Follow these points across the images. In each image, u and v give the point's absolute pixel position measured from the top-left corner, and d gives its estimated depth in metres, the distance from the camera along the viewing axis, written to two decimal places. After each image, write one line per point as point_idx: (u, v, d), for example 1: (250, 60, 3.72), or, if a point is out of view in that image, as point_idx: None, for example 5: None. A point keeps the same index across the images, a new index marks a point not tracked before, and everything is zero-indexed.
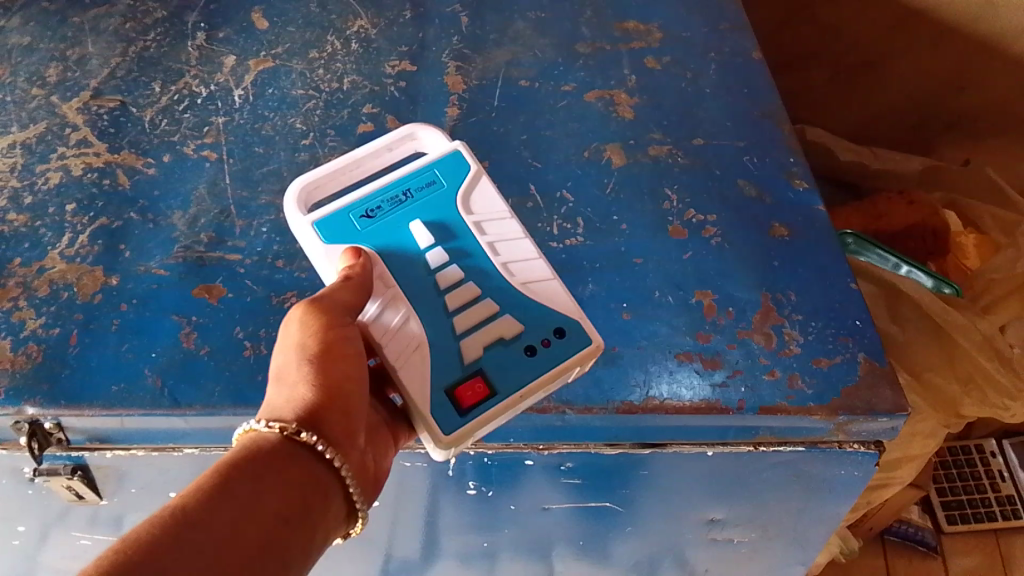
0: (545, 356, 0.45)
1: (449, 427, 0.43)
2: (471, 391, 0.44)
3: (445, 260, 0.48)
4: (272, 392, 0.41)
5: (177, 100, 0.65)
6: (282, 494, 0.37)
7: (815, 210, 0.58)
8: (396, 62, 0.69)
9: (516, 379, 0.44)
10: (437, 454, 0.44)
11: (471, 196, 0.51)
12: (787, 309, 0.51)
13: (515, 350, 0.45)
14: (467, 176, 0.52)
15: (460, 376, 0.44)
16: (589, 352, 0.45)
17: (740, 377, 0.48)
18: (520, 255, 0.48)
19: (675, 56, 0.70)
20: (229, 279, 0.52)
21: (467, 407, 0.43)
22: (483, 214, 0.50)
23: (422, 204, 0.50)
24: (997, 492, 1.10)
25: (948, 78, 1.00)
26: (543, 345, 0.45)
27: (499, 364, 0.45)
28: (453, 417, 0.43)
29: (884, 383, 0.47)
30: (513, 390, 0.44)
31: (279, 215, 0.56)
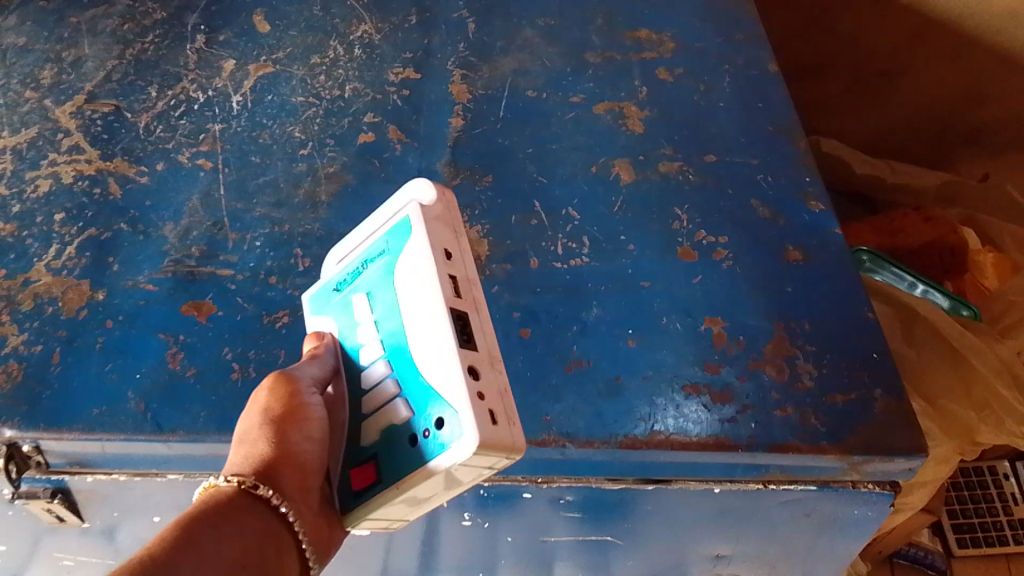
0: (439, 442, 0.35)
1: (347, 503, 0.40)
2: (362, 476, 0.39)
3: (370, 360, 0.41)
4: (233, 454, 0.38)
5: (173, 106, 0.64)
6: (245, 550, 0.34)
7: (831, 232, 0.55)
8: (400, 69, 0.67)
9: (399, 468, 0.37)
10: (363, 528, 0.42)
11: (411, 254, 0.40)
12: (800, 339, 0.48)
13: (402, 438, 0.37)
14: (410, 236, 0.40)
15: (361, 453, 0.40)
16: (467, 456, 0.33)
17: (751, 413, 0.45)
18: (423, 330, 0.38)
19: (688, 67, 0.68)
20: (220, 295, 0.50)
21: (357, 489, 0.39)
22: (414, 274, 0.39)
23: (376, 283, 0.42)
24: (1009, 516, 1.07)
25: (968, 91, 0.98)
26: (426, 437, 0.36)
27: (387, 446, 0.38)
28: (347, 494, 0.40)
29: (902, 422, 0.45)
30: (394, 478, 0.37)
31: (274, 228, 0.55)
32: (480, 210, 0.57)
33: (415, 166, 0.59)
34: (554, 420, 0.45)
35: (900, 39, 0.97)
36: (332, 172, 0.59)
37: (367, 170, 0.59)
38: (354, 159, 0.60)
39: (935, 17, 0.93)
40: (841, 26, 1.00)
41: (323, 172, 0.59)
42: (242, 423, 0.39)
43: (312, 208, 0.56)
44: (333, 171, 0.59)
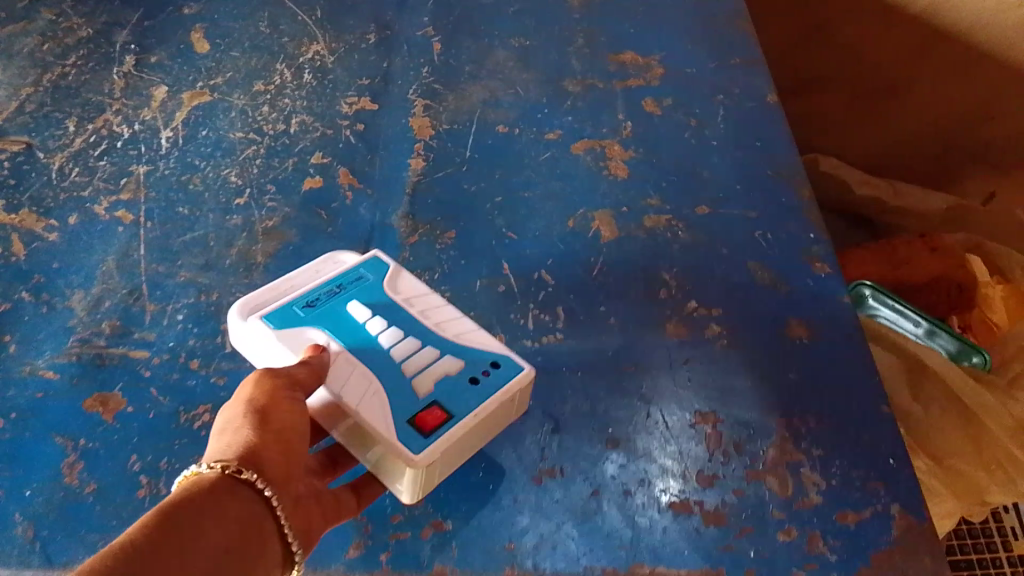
0: (502, 375, 0.40)
1: (417, 447, 0.36)
2: (429, 415, 0.37)
3: (397, 336, 0.41)
4: (214, 443, 0.33)
5: (93, 143, 0.56)
6: (226, 540, 0.29)
7: (839, 302, 0.48)
8: (355, 98, 0.60)
9: (475, 398, 0.39)
10: (412, 483, 0.36)
11: (401, 281, 0.45)
12: (805, 441, 0.42)
13: (459, 382, 0.39)
14: (391, 268, 0.45)
15: (414, 404, 0.38)
16: (529, 381, 0.40)
17: (749, 537, 0.39)
18: (450, 319, 0.43)
19: (677, 97, 0.60)
20: (131, 385, 0.43)
21: (427, 432, 0.37)
22: (413, 291, 0.44)
23: (363, 293, 0.43)
24: (1008, 552, 0.88)
25: (976, 106, 0.91)
26: (487, 375, 0.40)
27: (447, 391, 0.39)
28: (414, 441, 0.36)
29: (924, 547, 0.39)
30: (472, 407, 0.38)
31: (200, 297, 0.47)
32: (441, 272, 0.49)
33: (367, 218, 0.52)
34: (520, 549, 0.38)
35: (907, 54, 0.91)
36: (270, 226, 0.51)
37: (311, 224, 0.52)
38: (297, 210, 0.52)
39: (949, 29, 0.87)
40: (844, 40, 0.94)
41: (260, 227, 0.51)
42: (224, 414, 0.34)
43: (246, 272, 0.49)
44: (272, 226, 0.51)
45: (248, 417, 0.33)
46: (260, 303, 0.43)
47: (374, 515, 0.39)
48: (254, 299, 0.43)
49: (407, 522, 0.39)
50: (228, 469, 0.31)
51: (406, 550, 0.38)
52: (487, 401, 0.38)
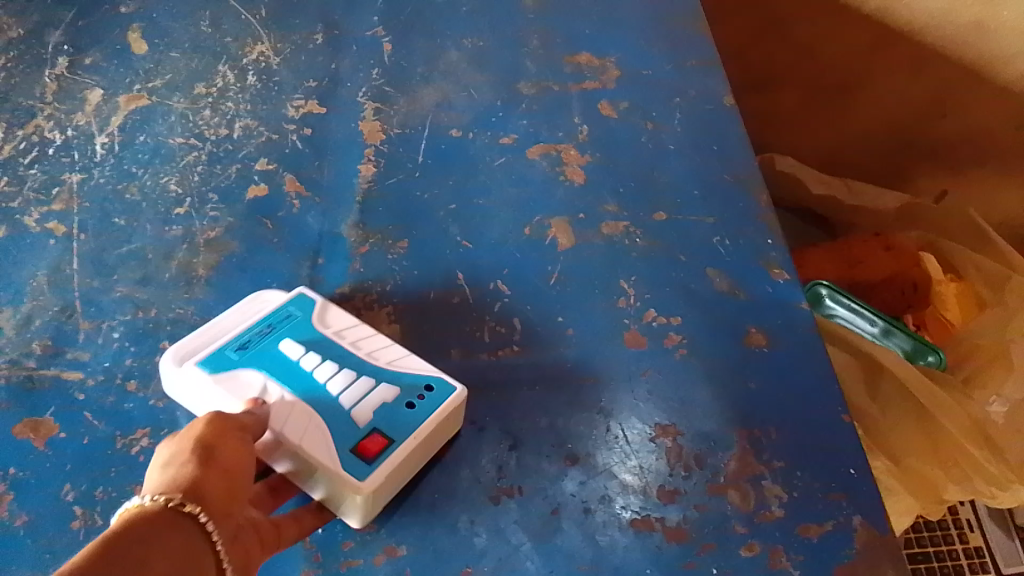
0: (434, 396, 0.39)
1: (361, 475, 0.36)
2: (369, 442, 0.37)
3: (331, 369, 0.39)
4: (156, 476, 0.31)
5: (22, 150, 0.53)
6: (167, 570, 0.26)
7: (798, 308, 0.48)
8: (301, 102, 0.57)
9: (411, 421, 0.38)
10: (361, 508, 0.36)
11: (331, 315, 0.42)
12: (766, 453, 0.41)
13: (397, 407, 0.38)
14: (320, 300, 0.43)
15: (353, 433, 0.37)
16: (460, 400, 0.39)
17: (712, 554, 0.38)
18: (383, 350, 0.41)
19: (634, 100, 0.59)
20: (64, 410, 0.41)
21: (369, 460, 0.36)
22: (343, 324, 0.42)
23: (295, 330, 0.41)
24: (963, 543, 0.90)
25: (929, 105, 0.92)
26: (421, 399, 0.39)
27: (385, 416, 0.38)
28: (357, 470, 0.36)
29: (886, 559, 0.38)
30: (412, 431, 0.38)
31: (137, 314, 0.45)
32: (393, 284, 0.48)
33: (315, 227, 0.50)
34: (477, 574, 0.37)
35: (861, 51, 0.92)
36: (213, 238, 0.49)
37: (257, 234, 0.49)
38: (241, 220, 0.50)
39: (901, 27, 0.88)
40: (799, 39, 0.95)
41: (202, 238, 0.49)
42: (168, 449, 0.33)
43: (186, 286, 0.46)
44: (215, 237, 0.49)
45: (196, 453, 0.32)
46: (193, 348, 0.41)
47: (324, 543, 0.37)
48: (187, 344, 0.41)
49: (359, 549, 0.37)
50: (174, 502, 0.29)
51: None
52: (424, 424, 0.38)
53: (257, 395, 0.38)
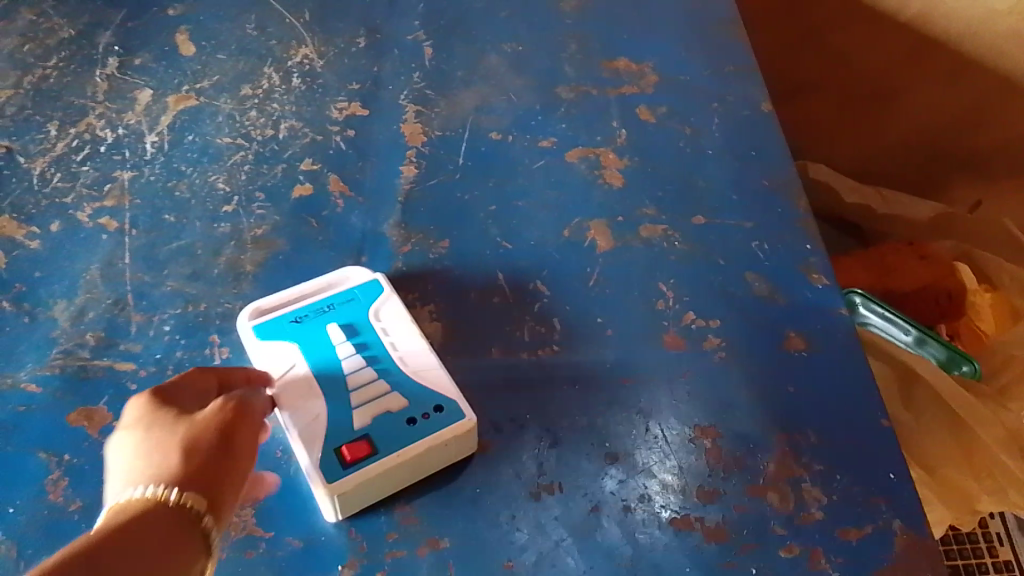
0: (438, 420, 0.39)
1: (332, 477, 0.37)
2: (354, 448, 0.38)
3: (357, 366, 0.41)
4: (174, 462, 0.32)
5: (75, 147, 0.54)
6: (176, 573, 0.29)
7: (837, 314, 0.48)
8: (344, 104, 0.59)
9: (404, 437, 0.38)
10: (330, 509, 0.37)
11: (389, 308, 0.44)
12: (805, 456, 0.41)
13: (396, 420, 0.39)
14: (386, 291, 0.45)
15: (348, 432, 0.38)
16: (468, 427, 0.39)
17: (751, 554, 0.38)
18: (418, 357, 0.42)
19: (672, 106, 0.60)
20: (117, 399, 0.42)
21: (346, 463, 0.37)
22: (395, 321, 0.43)
23: (347, 315, 0.43)
24: (994, 558, 0.89)
25: (966, 114, 0.91)
26: (425, 418, 0.39)
27: (384, 428, 0.38)
28: (331, 470, 0.37)
29: (926, 563, 0.38)
30: (398, 446, 0.38)
31: (187, 308, 0.46)
32: (434, 283, 0.48)
33: (358, 226, 0.51)
34: (519, 568, 0.37)
35: (897, 57, 0.92)
36: (259, 235, 0.50)
37: (302, 232, 0.50)
38: (287, 218, 0.51)
39: (937, 34, 0.88)
40: (836, 43, 0.95)
41: (250, 235, 0.50)
42: (182, 427, 0.33)
43: (234, 282, 0.48)
44: (261, 235, 0.50)
45: (216, 446, 0.33)
46: (269, 308, 0.45)
47: (370, 534, 0.38)
48: (266, 303, 0.45)
49: (403, 540, 0.38)
50: (195, 510, 0.31)
51: (403, 569, 0.37)
52: (417, 444, 0.38)
53: (286, 368, 0.41)
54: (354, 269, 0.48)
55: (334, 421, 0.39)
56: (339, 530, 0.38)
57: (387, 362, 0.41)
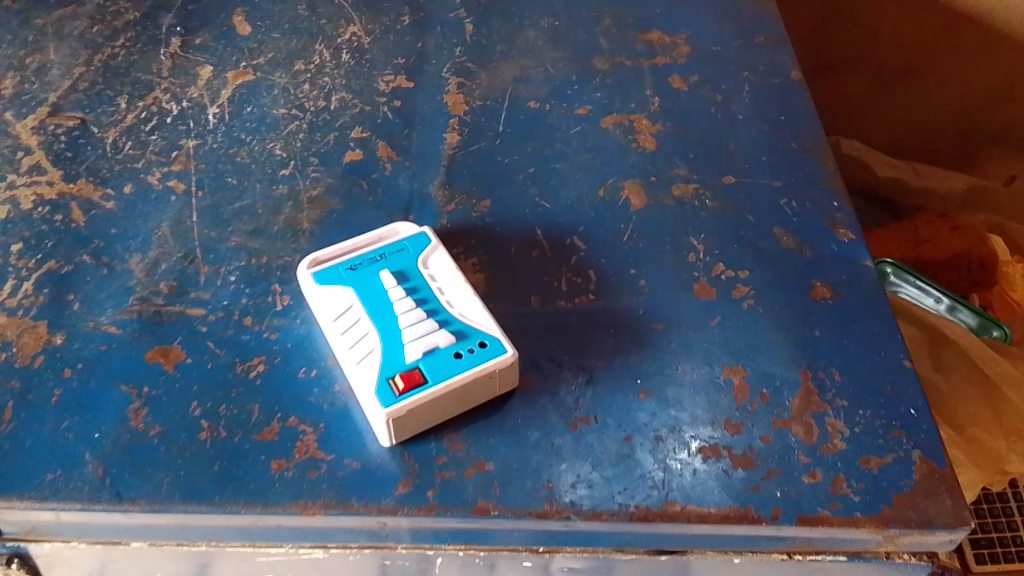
0: (482, 354, 0.42)
1: (388, 403, 0.40)
2: (406, 377, 0.41)
3: (407, 306, 0.44)
4: None
5: (144, 118, 0.58)
6: None
7: (862, 265, 0.50)
8: (391, 77, 0.62)
9: (451, 368, 0.41)
10: (384, 434, 0.41)
11: (436, 258, 0.47)
12: (830, 392, 0.44)
13: (444, 354, 0.42)
14: (432, 242, 0.48)
15: (401, 364, 0.41)
16: (508, 364, 0.42)
17: (776, 479, 0.41)
18: (464, 301, 0.45)
19: (703, 74, 0.62)
20: (189, 339, 0.46)
21: (399, 391, 0.40)
22: (442, 270, 0.46)
23: (398, 263, 0.46)
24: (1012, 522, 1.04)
25: (995, 89, 0.94)
26: (471, 351, 0.42)
27: (434, 360, 0.42)
28: (385, 397, 0.40)
29: (944, 490, 0.40)
30: (447, 377, 0.41)
31: (250, 260, 0.50)
32: (478, 238, 0.52)
33: (406, 187, 0.54)
34: (558, 488, 0.40)
35: (928, 33, 0.93)
36: (315, 195, 0.54)
37: (353, 193, 0.54)
38: (339, 180, 0.55)
39: (967, 10, 0.89)
40: (864, 20, 0.94)
41: (306, 196, 0.54)
42: None
43: (293, 237, 0.51)
44: (317, 195, 0.54)
45: None
46: (325, 258, 0.48)
47: (420, 457, 0.41)
48: (323, 253, 0.48)
49: (451, 463, 0.41)
50: None
51: (451, 489, 0.40)
52: (463, 374, 0.41)
53: (344, 311, 0.44)
54: (402, 222, 0.51)
55: (387, 354, 0.42)
56: (391, 455, 0.41)
57: (435, 305, 0.44)
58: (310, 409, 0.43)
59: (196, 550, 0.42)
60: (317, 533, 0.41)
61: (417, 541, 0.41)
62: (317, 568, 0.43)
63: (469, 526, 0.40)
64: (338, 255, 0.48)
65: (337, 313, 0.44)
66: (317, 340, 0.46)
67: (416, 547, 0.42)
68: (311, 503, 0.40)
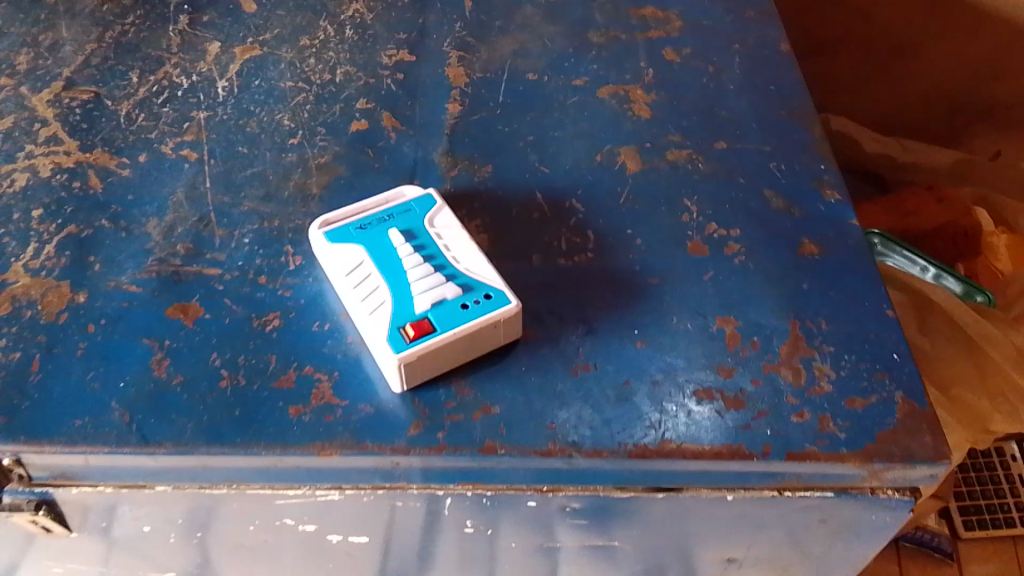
0: (488, 304, 0.44)
1: (399, 350, 0.42)
2: (416, 326, 0.43)
3: (416, 261, 0.46)
4: None
5: (155, 92, 0.60)
6: None
7: (848, 223, 0.52)
8: (394, 51, 0.64)
9: (458, 317, 0.43)
10: (396, 380, 0.43)
11: (442, 218, 0.49)
12: (817, 340, 0.46)
13: (451, 305, 0.44)
14: (438, 203, 0.50)
15: (410, 314, 0.44)
16: (512, 314, 0.44)
17: (766, 419, 0.43)
18: (470, 257, 0.47)
19: (696, 47, 0.65)
20: (207, 297, 0.48)
21: (409, 339, 0.42)
22: (448, 229, 0.49)
23: (406, 223, 0.48)
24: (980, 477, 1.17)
25: (982, 66, 0.96)
26: (477, 302, 0.44)
27: (442, 311, 0.44)
28: (397, 344, 0.42)
29: (925, 427, 0.43)
30: (454, 326, 0.43)
31: (263, 224, 0.52)
32: (480, 202, 0.54)
33: (410, 154, 0.57)
34: (560, 429, 0.43)
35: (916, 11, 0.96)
36: (323, 163, 0.56)
37: (360, 160, 0.56)
38: (346, 149, 0.57)
39: None
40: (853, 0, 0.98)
41: (314, 164, 0.56)
42: None
43: (303, 202, 0.53)
44: (325, 162, 0.56)
45: None
46: (336, 220, 0.50)
47: (429, 402, 0.43)
48: (333, 215, 0.50)
49: (459, 407, 0.43)
50: None
51: (460, 430, 0.43)
52: (470, 323, 0.43)
53: (355, 266, 0.46)
54: (408, 186, 0.53)
55: (397, 305, 0.44)
56: (403, 401, 0.44)
57: (442, 260, 0.46)
58: (325, 359, 0.45)
59: (218, 492, 0.44)
60: (333, 473, 0.43)
61: (428, 481, 0.44)
62: (333, 511, 0.46)
63: (478, 465, 0.43)
64: (348, 216, 0.50)
65: (348, 269, 0.46)
66: (329, 295, 0.48)
67: (428, 487, 0.44)
68: (329, 444, 0.42)
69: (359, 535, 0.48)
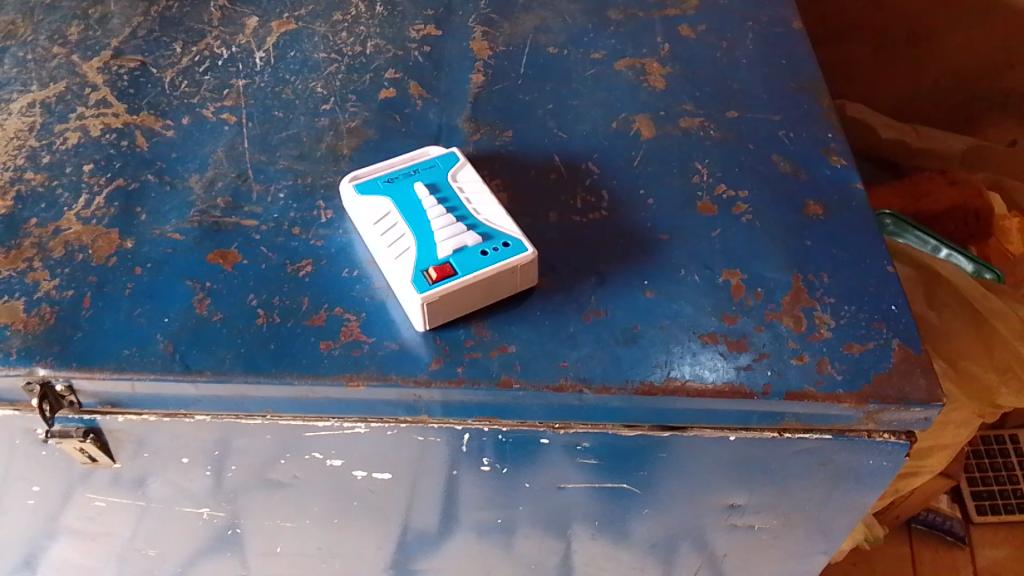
0: (505, 251, 0.47)
1: (422, 290, 0.45)
2: (438, 269, 0.46)
3: (439, 211, 0.49)
4: None
5: (198, 61, 0.64)
6: None
7: (852, 187, 0.55)
8: (421, 26, 0.67)
9: (479, 262, 0.46)
10: (419, 320, 0.46)
11: (465, 175, 0.52)
12: (818, 292, 0.49)
13: (472, 251, 0.47)
14: (461, 160, 0.53)
15: (434, 259, 0.47)
16: (528, 261, 0.47)
17: (767, 361, 0.46)
18: (490, 209, 0.50)
19: (711, 24, 0.67)
20: (245, 245, 0.51)
21: (432, 280, 0.45)
22: (470, 184, 0.52)
23: (430, 178, 0.52)
24: (995, 464, 1.17)
25: (998, 53, 0.98)
26: (496, 250, 0.47)
27: (463, 256, 0.47)
28: (420, 285, 0.45)
29: (920, 371, 0.45)
30: (474, 270, 0.46)
31: (297, 180, 0.55)
32: (501, 163, 0.57)
33: (435, 120, 0.60)
34: (572, 368, 0.46)
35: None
36: (353, 127, 0.59)
37: (388, 125, 0.59)
38: (375, 115, 0.60)
39: None
40: None
41: (345, 127, 0.59)
42: None
43: (335, 161, 0.57)
44: (355, 127, 0.59)
45: None
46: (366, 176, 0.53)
47: (450, 341, 0.47)
48: (363, 171, 0.53)
49: (478, 346, 0.46)
50: None
51: (478, 366, 0.46)
52: (489, 267, 0.46)
53: (383, 216, 0.50)
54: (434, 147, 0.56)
55: (421, 251, 0.47)
56: (425, 339, 0.47)
57: (464, 211, 0.50)
58: (353, 301, 0.48)
59: (254, 421, 0.48)
60: (360, 407, 0.47)
61: (447, 416, 0.47)
62: (359, 444, 0.49)
63: (495, 399, 0.46)
64: (377, 172, 0.53)
65: (376, 218, 0.50)
66: (357, 245, 0.51)
67: (447, 422, 0.47)
68: (357, 376, 0.45)
69: (383, 472, 0.51)
